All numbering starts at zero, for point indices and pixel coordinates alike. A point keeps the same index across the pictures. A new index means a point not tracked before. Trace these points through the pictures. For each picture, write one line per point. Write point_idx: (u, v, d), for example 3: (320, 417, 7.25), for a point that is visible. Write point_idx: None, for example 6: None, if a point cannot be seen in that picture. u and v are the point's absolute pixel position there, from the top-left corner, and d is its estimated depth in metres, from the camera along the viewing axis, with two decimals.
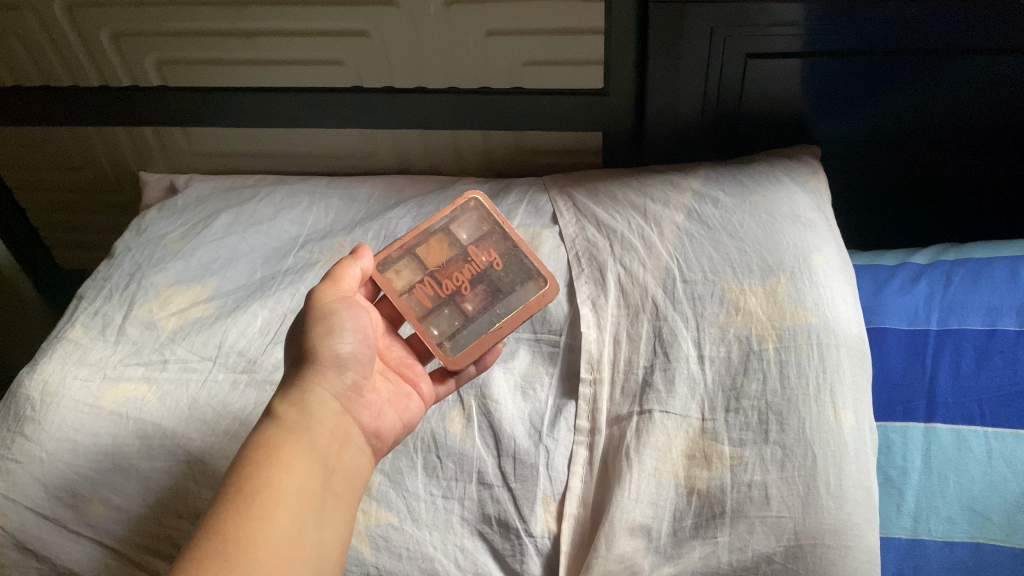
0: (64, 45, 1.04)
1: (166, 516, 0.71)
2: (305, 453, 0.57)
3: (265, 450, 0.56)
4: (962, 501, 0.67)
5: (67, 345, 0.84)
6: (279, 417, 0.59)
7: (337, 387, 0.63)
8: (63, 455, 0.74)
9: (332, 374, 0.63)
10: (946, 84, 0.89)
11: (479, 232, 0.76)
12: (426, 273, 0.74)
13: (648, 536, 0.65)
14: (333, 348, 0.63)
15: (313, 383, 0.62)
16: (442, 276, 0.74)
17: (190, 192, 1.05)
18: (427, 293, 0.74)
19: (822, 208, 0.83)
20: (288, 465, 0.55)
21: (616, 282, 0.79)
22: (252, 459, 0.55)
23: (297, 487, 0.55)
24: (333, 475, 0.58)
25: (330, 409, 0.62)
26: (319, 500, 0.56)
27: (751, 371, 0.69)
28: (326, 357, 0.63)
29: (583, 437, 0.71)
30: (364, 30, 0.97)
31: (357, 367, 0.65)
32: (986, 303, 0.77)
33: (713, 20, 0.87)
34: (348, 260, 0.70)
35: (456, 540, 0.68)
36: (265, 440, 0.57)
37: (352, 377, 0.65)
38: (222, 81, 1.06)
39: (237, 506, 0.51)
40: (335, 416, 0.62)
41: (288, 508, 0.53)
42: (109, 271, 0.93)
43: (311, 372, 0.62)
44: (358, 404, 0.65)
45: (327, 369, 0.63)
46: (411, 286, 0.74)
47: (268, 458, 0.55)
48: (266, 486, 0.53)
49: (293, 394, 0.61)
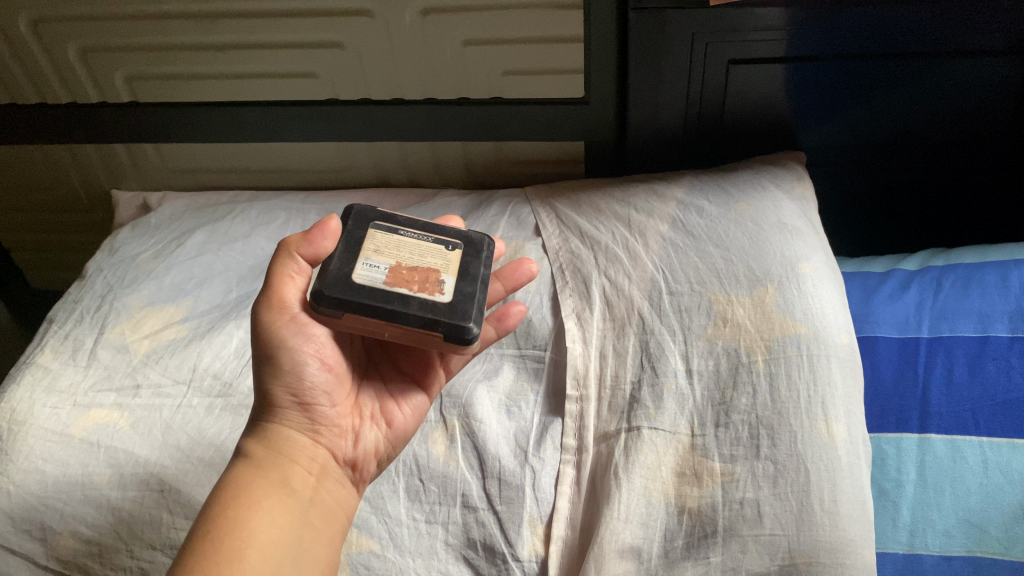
0: (30, 61, 1.01)
1: (138, 549, 0.67)
2: (278, 490, 0.55)
3: (233, 490, 0.54)
4: (959, 513, 0.65)
5: (36, 371, 0.80)
6: (248, 455, 0.57)
7: (304, 421, 0.60)
8: (31, 487, 0.71)
9: (295, 411, 0.59)
10: (930, 88, 0.89)
11: (357, 243, 0.63)
12: (418, 256, 0.64)
13: (639, 558, 0.62)
14: (292, 383, 0.59)
15: (275, 422, 0.59)
16: (400, 267, 0.63)
17: (164, 209, 1.03)
18: (432, 272, 0.63)
19: (808, 215, 0.82)
20: (259, 503, 0.53)
21: (600, 294, 0.77)
22: (219, 501, 0.53)
23: (270, 525, 0.52)
24: (311, 509, 0.56)
25: (299, 444, 0.59)
26: (296, 536, 0.54)
27: (740, 385, 0.67)
28: (283, 394, 0.59)
29: (570, 455, 0.69)
30: (338, 41, 0.95)
31: (325, 397, 0.60)
32: (977, 310, 0.76)
33: (693, 27, 0.85)
34: (289, 246, 0.62)
35: (440, 566, 0.65)
36: (232, 482, 0.55)
37: (321, 408, 0.60)
38: (196, 95, 1.03)
39: (205, 551, 0.49)
40: (307, 451, 0.59)
41: (261, 548, 0.51)
42: (80, 294, 0.90)
43: (272, 411, 0.59)
44: (333, 433, 0.61)
45: (289, 407, 0.59)
46: (439, 256, 0.65)
47: (236, 498, 0.53)
48: (236, 526, 0.51)
49: (260, 431, 0.59)
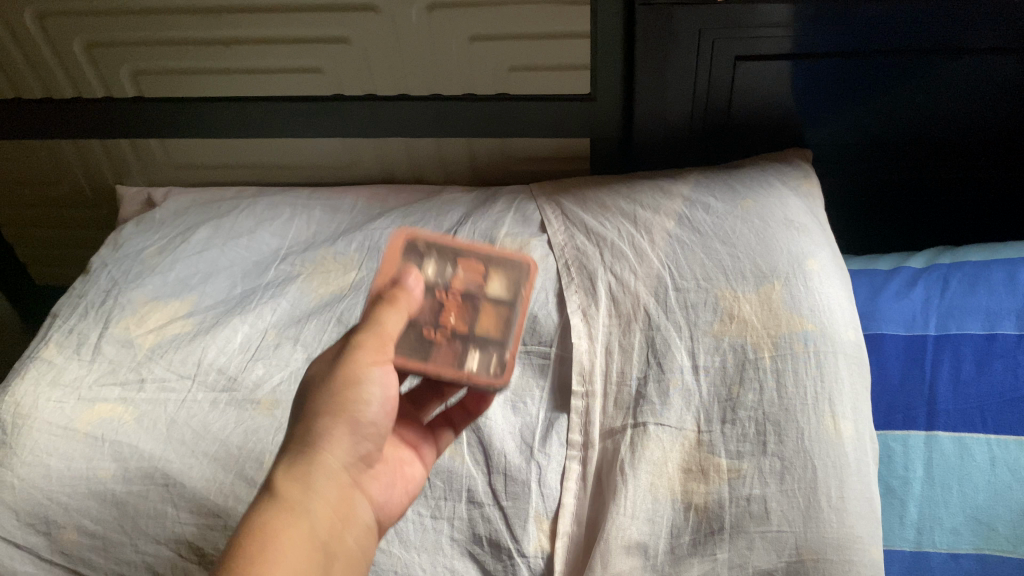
0: (36, 56, 1.02)
1: (144, 542, 0.67)
2: (307, 540, 0.48)
3: (257, 536, 0.47)
4: (967, 511, 0.65)
5: (40, 365, 0.80)
6: (277, 495, 0.50)
7: (348, 456, 0.54)
8: (36, 481, 0.71)
9: (344, 445, 0.54)
10: (936, 86, 0.89)
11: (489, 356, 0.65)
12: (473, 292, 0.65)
13: (645, 554, 0.62)
14: (355, 414, 0.54)
15: (318, 452, 0.52)
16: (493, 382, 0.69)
17: (168, 205, 1.02)
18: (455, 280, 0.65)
19: (814, 212, 0.82)
20: (289, 557, 0.47)
21: (607, 291, 0.76)
22: (242, 550, 0.46)
23: None
24: (336, 561, 0.51)
25: (336, 483, 0.53)
26: None
27: (747, 381, 0.67)
28: (340, 423, 0.53)
29: (575, 451, 0.68)
30: (344, 36, 0.95)
31: (375, 439, 0.56)
32: (985, 308, 0.76)
33: (700, 22, 0.85)
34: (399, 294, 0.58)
35: (446, 562, 0.64)
36: (256, 528, 0.47)
37: (366, 448, 0.56)
38: (202, 90, 1.03)
39: None
40: (341, 492, 0.53)
41: None
42: (84, 288, 0.89)
43: (319, 436, 0.53)
44: (364, 477, 0.57)
45: (339, 439, 0.53)
46: (493, 301, 0.66)
47: (261, 550, 0.46)
48: None
49: (296, 461, 0.52)
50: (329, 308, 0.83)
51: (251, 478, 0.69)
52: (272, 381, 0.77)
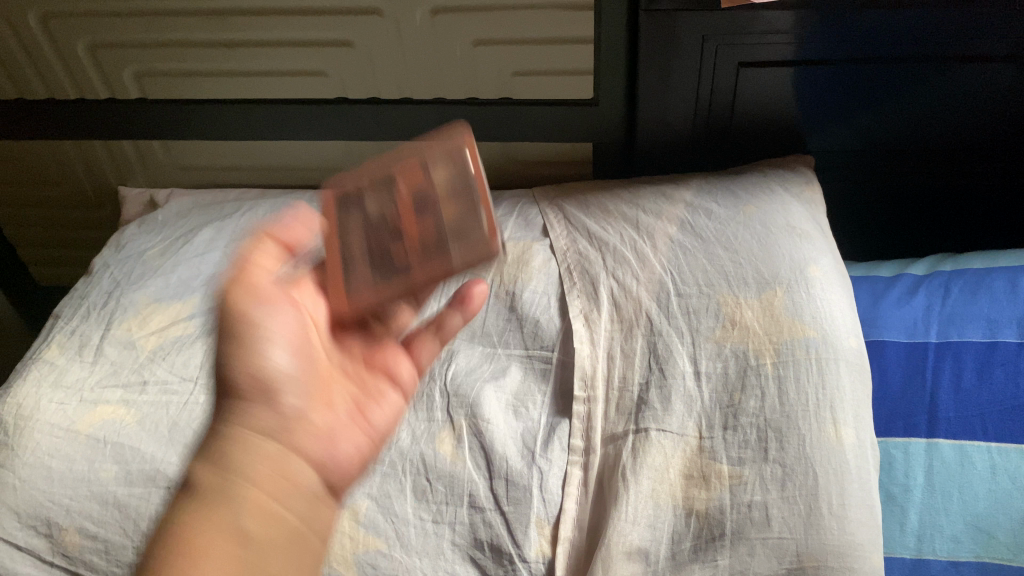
0: (40, 58, 1.02)
1: (145, 545, 0.67)
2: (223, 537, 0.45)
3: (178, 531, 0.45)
4: (967, 518, 0.65)
5: (42, 366, 0.80)
6: (195, 488, 0.48)
7: (270, 423, 0.50)
8: (38, 483, 0.71)
9: (265, 415, 0.51)
10: (939, 93, 0.89)
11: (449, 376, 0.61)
12: None
13: (646, 560, 0.62)
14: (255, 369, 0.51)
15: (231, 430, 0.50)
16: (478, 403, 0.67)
17: (171, 206, 1.02)
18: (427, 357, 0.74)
19: (817, 218, 0.82)
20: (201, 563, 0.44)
21: (609, 295, 0.77)
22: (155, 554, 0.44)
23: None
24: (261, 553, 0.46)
25: (264, 458, 0.49)
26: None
27: (749, 388, 0.67)
28: (250, 388, 0.51)
29: (577, 456, 0.68)
30: (348, 39, 0.96)
31: (297, 388, 0.52)
32: (986, 315, 0.76)
33: (704, 27, 0.85)
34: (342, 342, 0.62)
35: (447, 566, 0.65)
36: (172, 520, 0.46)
37: (292, 401, 0.52)
38: (205, 92, 1.03)
39: None
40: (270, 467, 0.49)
41: None
42: (86, 290, 0.89)
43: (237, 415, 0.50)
44: (303, 426, 0.52)
45: (258, 409, 0.51)
46: None
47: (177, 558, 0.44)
48: None
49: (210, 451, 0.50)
50: None
51: None
52: None
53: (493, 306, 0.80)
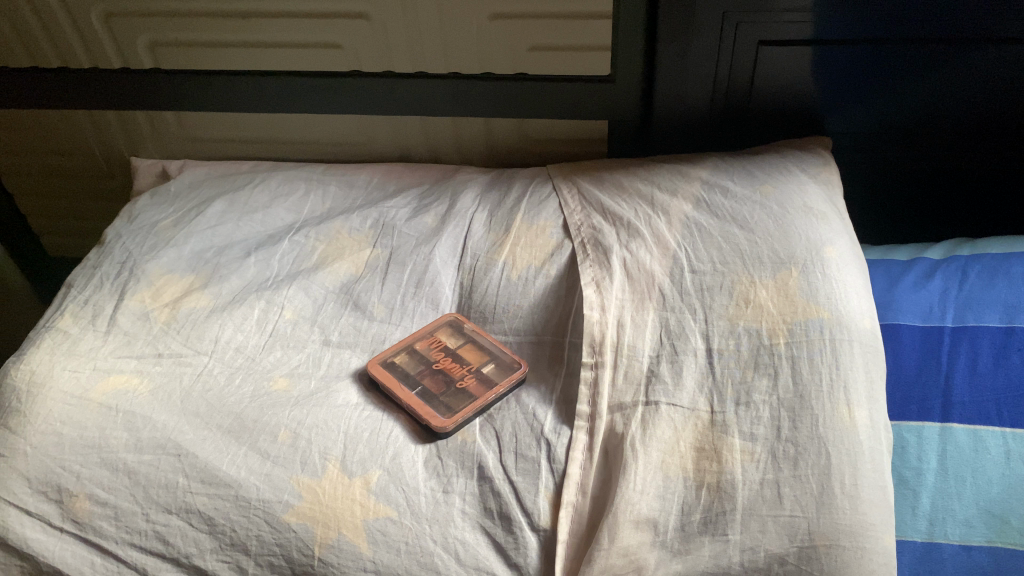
0: (54, 26, 1.02)
1: (155, 512, 0.66)
2: None
3: None
4: (979, 503, 0.65)
5: (56, 335, 0.80)
6: None
7: None
8: (49, 449, 0.70)
9: None
10: (960, 75, 0.88)
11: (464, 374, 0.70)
12: (454, 349, 0.79)
13: (655, 530, 0.61)
14: None
15: None
16: (505, 381, 0.74)
17: (183, 178, 1.02)
18: (435, 349, 0.79)
19: (833, 199, 0.81)
20: None
21: (621, 264, 0.76)
22: None
23: None
24: None
25: None
26: None
27: (762, 366, 0.67)
28: None
29: (583, 422, 0.68)
30: (364, 12, 0.95)
31: None
32: (1003, 301, 0.75)
33: (724, 5, 0.86)
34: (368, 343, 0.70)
35: (457, 534, 0.63)
36: None
37: None
38: (219, 63, 1.03)
39: None
40: None
41: None
42: (99, 259, 0.89)
43: None
44: None
45: None
46: (465, 346, 0.79)
47: None
48: None
49: None
50: (346, 291, 0.85)
51: (263, 450, 0.69)
52: (289, 364, 0.78)
53: (505, 287, 0.81)
